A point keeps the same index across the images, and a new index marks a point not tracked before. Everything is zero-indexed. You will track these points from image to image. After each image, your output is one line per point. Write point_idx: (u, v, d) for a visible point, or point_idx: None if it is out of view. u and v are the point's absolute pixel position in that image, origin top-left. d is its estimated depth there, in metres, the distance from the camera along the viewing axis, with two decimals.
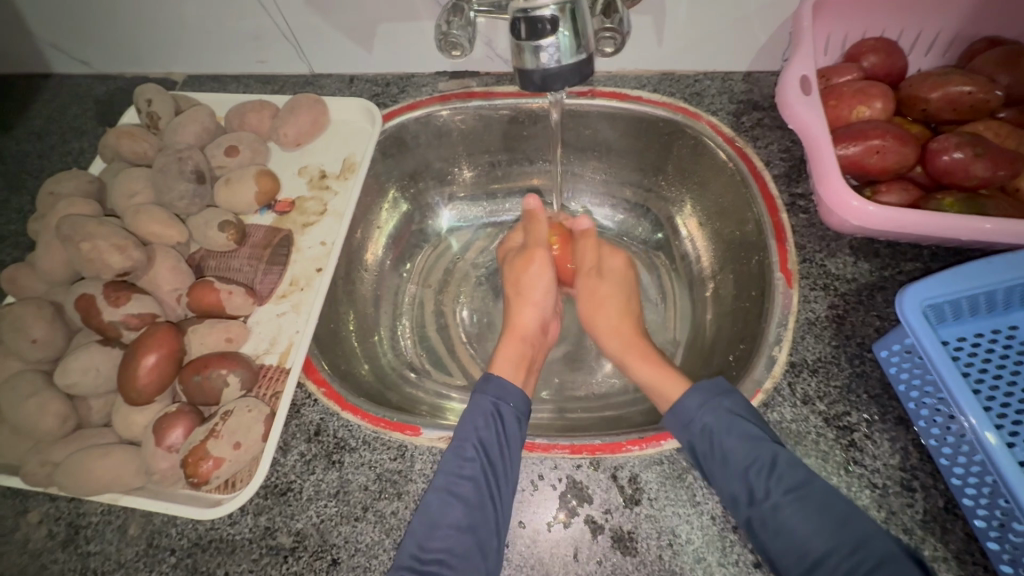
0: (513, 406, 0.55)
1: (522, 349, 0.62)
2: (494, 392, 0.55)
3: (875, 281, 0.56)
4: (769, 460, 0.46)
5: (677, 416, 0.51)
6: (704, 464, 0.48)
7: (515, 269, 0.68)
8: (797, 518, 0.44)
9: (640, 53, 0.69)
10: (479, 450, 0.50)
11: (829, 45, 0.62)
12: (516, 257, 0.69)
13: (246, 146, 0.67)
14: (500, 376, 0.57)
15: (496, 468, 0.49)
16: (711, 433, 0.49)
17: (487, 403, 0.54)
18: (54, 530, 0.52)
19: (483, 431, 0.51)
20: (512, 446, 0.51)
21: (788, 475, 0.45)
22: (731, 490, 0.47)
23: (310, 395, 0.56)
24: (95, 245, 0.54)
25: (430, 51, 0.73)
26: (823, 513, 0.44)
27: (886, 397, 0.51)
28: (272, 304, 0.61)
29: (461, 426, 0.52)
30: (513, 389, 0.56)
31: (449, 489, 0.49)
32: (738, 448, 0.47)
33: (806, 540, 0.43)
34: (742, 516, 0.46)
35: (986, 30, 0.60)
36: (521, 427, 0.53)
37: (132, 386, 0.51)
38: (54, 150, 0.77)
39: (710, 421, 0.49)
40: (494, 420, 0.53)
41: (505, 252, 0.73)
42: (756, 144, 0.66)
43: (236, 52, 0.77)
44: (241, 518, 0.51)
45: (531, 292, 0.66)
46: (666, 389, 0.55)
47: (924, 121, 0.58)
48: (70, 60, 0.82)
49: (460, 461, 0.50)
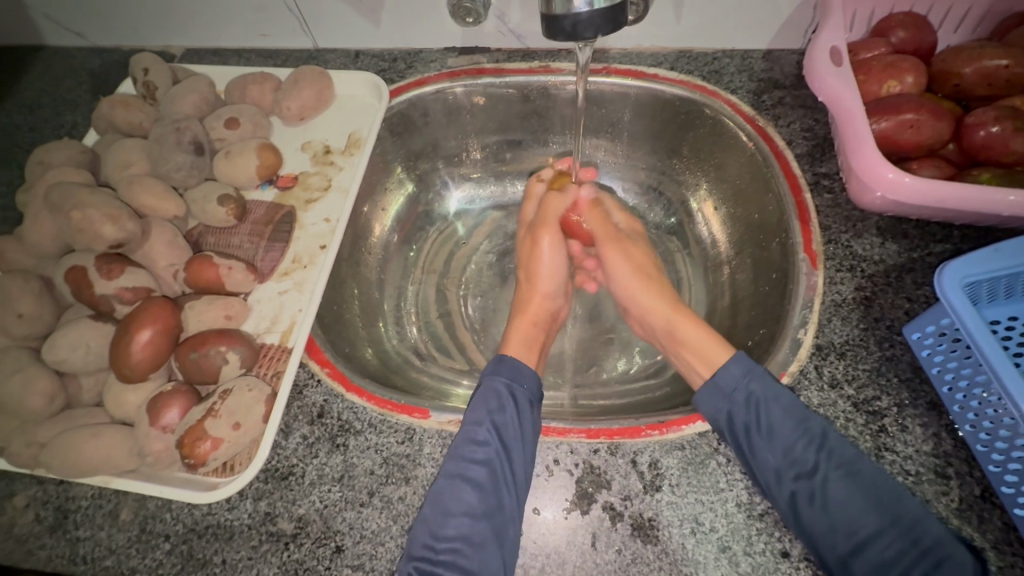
0: (525, 387, 0.52)
1: (534, 332, 0.61)
2: (507, 374, 0.53)
3: (903, 263, 0.54)
4: (819, 434, 0.45)
5: (717, 384, 0.49)
6: (745, 437, 0.46)
7: (529, 252, 0.65)
8: (847, 494, 0.43)
9: (658, 28, 0.66)
10: (492, 435, 0.48)
11: (855, 20, 0.60)
12: (528, 236, 0.66)
13: (247, 118, 0.64)
14: (513, 358, 0.55)
15: (514, 452, 0.47)
16: (755, 402, 0.47)
17: (499, 384, 0.52)
18: (41, 514, 0.49)
19: (497, 416, 0.49)
20: (527, 432, 0.48)
21: (840, 449, 0.44)
22: (774, 464, 0.45)
23: (314, 376, 0.54)
24: (87, 214, 0.51)
25: (440, 24, 0.70)
26: (875, 488, 0.43)
27: (917, 382, 0.49)
28: (274, 281, 0.58)
29: (472, 410, 0.50)
30: (527, 370, 0.54)
31: (461, 472, 0.46)
32: (786, 420, 0.46)
33: (854, 516, 0.43)
34: (785, 492, 0.44)
35: (1020, 5, 0.57)
36: (536, 411, 0.51)
37: (124, 363, 0.49)
38: (47, 124, 0.74)
39: (755, 389, 0.48)
40: (507, 403, 0.50)
41: (522, 225, 0.69)
42: (777, 123, 0.63)
43: (236, 25, 0.74)
44: (240, 503, 0.48)
45: (537, 274, 0.64)
46: (712, 354, 0.53)
47: (955, 98, 0.56)
48: (64, 31, 0.78)
49: (471, 446, 0.48)
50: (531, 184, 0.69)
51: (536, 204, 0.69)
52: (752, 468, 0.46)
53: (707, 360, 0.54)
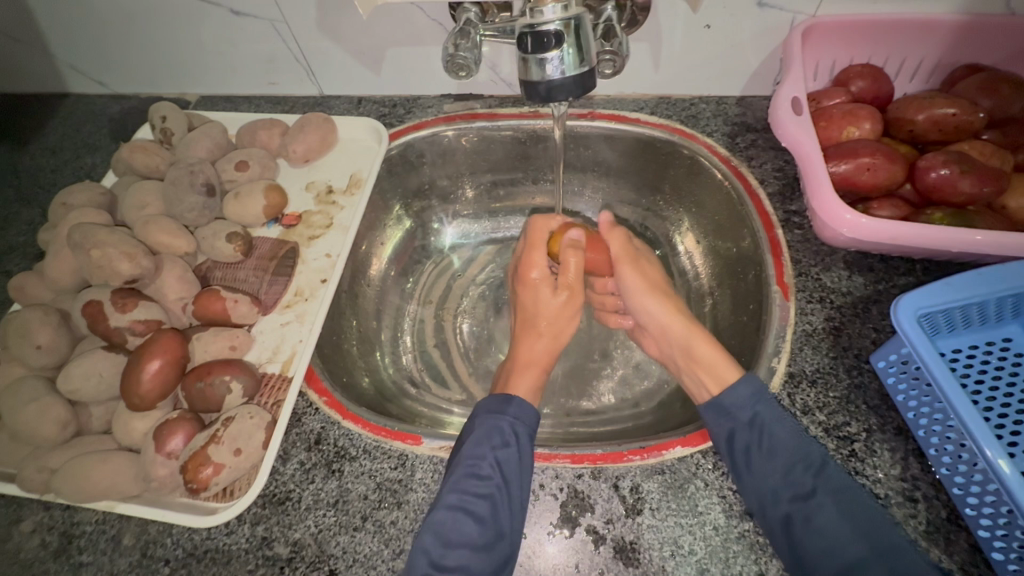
0: (526, 425, 0.54)
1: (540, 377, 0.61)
2: (512, 413, 0.54)
3: (869, 294, 0.57)
4: (817, 460, 0.48)
5: (723, 404, 0.51)
6: (745, 454, 0.48)
7: (545, 305, 0.63)
8: (840, 517, 0.45)
9: (638, 78, 0.72)
10: (496, 470, 0.49)
11: (818, 71, 0.66)
12: (546, 289, 0.64)
13: (256, 161, 0.69)
14: (521, 399, 0.56)
15: (515, 488, 0.48)
16: (761, 423, 0.49)
17: (504, 423, 0.53)
18: (46, 539, 0.51)
19: (500, 451, 0.50)
20: (527, 463, 0.50)
21: (835, 476, 0.47)
22: (772, 484, 0.47)
23: (312, 404, 0.56)
24: (105, 252, 0.55)
25: (436, 74, 0.76)
26: (868, 514, 0.44)
27: (885, 408, 0.51)
28: (276, 313, 0.62)
29: (475, 444, 0.51)
30: (530, 408, 0.55)
31: (462, 505, 0.47)
32: (788, 441, 0.48)
33: (845, 540, 0.44)
34: (780, 511, 0.46)
35: (966, 57, 0.63)
36: (534, 444, 0.53)
37: (134, 392, 0.52)
38: (68, 166, 0.79)
39: (760, 410, 0.50)
40: (512, 440, 0.52)
41: (524, 275, 0.65)
42: (751, 164, 0.68)
43: (248, 75, 0.80)
44: (238, 528, 0.50)
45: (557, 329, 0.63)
46: (723, 372, 0.54)
47: (911, 142, 0.60)
48: (88, 81, 0.85)
49: (474, 480, 0.48)
50: (535, 232, 0.66)
51: (543, 254, 0.65)
52: (746, 487, 0.48)
53: (718, 379, 0.54)
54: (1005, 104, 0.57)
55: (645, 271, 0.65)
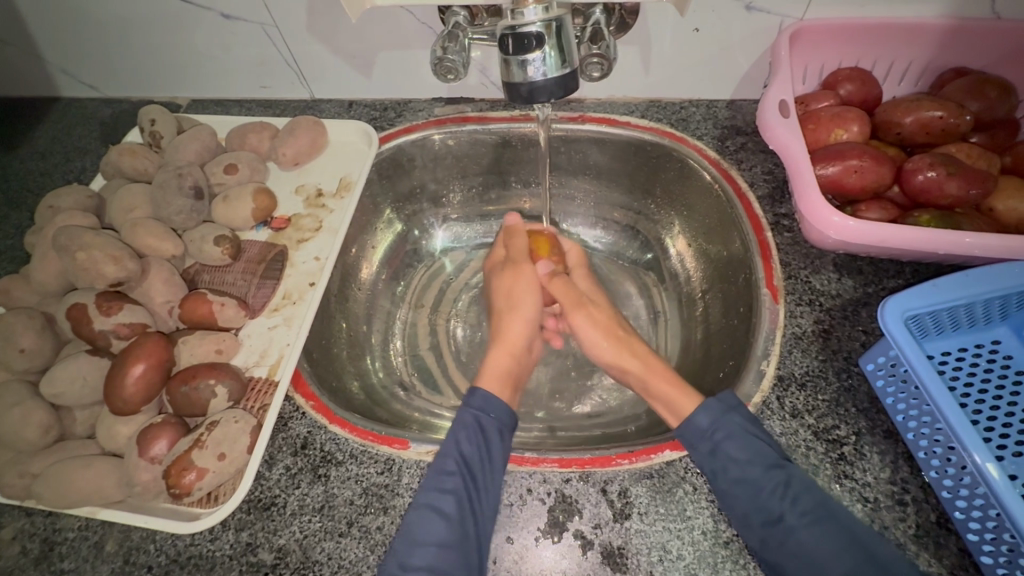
0: (497, 419, 0.53)
1: (510, 361, 0.60)
2: (477, 405, 0.54)
3: (859, 297, 0.57)
4: (784, 481, 0.46)
5: (685, 435, 0.51)
6: (714, 482, 0.48)
7: (504, 280, 0.67)
8: (815, 540, 0.44)
9: (628, 81, 0.72)
10: (460, 464, 0.49)
11: (807, 74, 0.66)
12: (505, 267, 0.68)
13: (245, 164, 0.69)
14: (485, 389, 0.56)
15: (478, 477, 0.48)
16: (722, 453, 0.48)
17: (470, 416, 0.53)
18: (28, 546, 0.50)
19: (465, 445, 0.50)
20: (495, 461, 0.50)
21: (804, 498, 0.45)
22: (742, 509, 0.46)
23: (299, 408, 0.56)
24: (90, 255, 0.55)
25: (427, 77, 0.76)
26: (846, 534, 0.43)
27: (874, 410, 0.51)
28: (264, 317, 0.61)
29: (445, 440, 0.51)
30: (500, 401, 0.55)
31: (430, 502, 0.47)
32: (750, 469, 0.47)
33: (822, 562, 0.43)
34: (755, 536, 0.45)
35: (954, 60, 0.63)
36: (505, 440, 0.52)
37: (118, 396, 0.51)
38: (57, 169, 0.79)
39: (718, 439, 0.49)
40: (480, 435, 0.51)
41: (492, 264, 0.73)
42: (741, 167, 0.68)
43: (239, 78, 0.80)
44: (222, 534, 0.50)
45: (520, 303, 0.64)
46: (681, 407, 0.54)
47: (899, 145, 0.60)
48: (79, 84, 0.84)
49: (441, 476, 0.49)
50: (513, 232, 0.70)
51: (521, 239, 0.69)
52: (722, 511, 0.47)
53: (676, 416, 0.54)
54: (991, 107, 0.57)
55: (598, 315, 0.64)
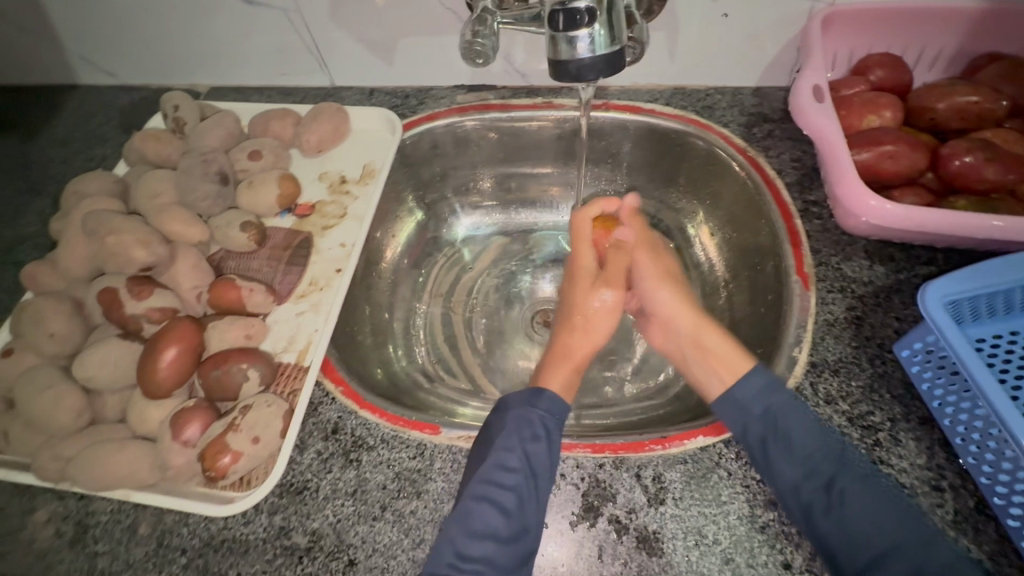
0: (559, 420, 0.53)
1: (575, 377, 0.59)
2: (543, 407, 0.53)
3: (890, 284, 0.57)
4: (837, 451, 0.47)
5: (738, 398, 0.50)
6: (763, 449, 0.47)
7: (581, 298, 0.62)
8: (862, 508, 0.44)
9: (653, 68, 0.71)
10: (525, 463, 0.48)
11: (836, 60, 0.65)
12: (587, 282, 0.63)
13: (269, 150, 0.68)
14: (552, 393, 0.55)
15: (541, 476, 0.48)
16: (780, 418, 0.48)
17: (535, 416, 0.52)
18: (61, 529, 0.51)
19: (531, 445, 0.49)
20: (559, 461, 0.49)
21: (854, 465, 0.47)
22: (791, 476, 0.46)
23: (328, 394, 0.56)
24: (121, 239, 0.55)
25: (450, 64, 0.75)
26: (895, 505, 0.44)
27: (908, 397, 0.51)
28: (291, 303, 0.61)
29: (506, 435, 0.50)
30: (563, 402, 0.54)
31: (487, 494, 0.47)
32: (807, 432, 0.47)
33: (870, 529, 0.43)
34: (802, 502, 0.45)
35: (987, 44, 0.62)
36: (566, 441, 0.51)
37: (151, 379, 0.51)
38: (78, 156, 0.79)
39: (773, 401, 0.49)
40: (543, 435, 0.50)
41: (576, 269, 0.65)
42: (768, 154, 0.67)
43: (260, 65, 0.79)
44: (255, 517, 0.50)
45: (596, 324, 0.61)
46: (732, 360, 0.53)
47: (931, 130, 0.60)
48: (98, 73, 0.84)
49: (502, 471, 0.48)
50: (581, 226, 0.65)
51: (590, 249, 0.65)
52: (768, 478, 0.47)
53: (731, 366, 0.53)
54: None
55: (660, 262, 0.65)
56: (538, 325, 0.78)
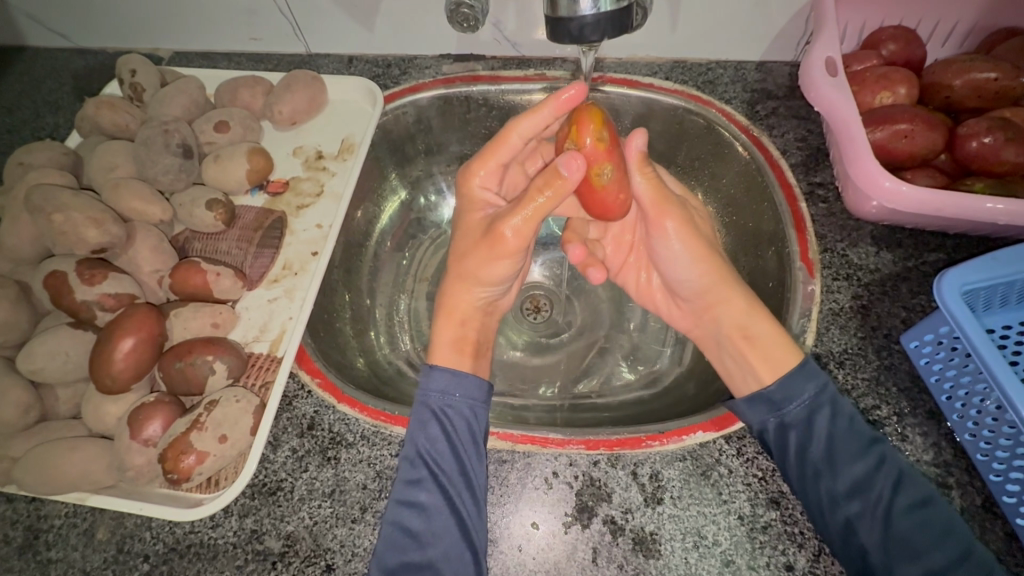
0: (462, 400, 0.49)
1: (465, 332, 0.56)
2: (439, 387, 0.50)
3: (898, 272, 0.54)
4: (881, 460, 0.44)
5: (775, 396, 0.47)
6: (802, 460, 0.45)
7: (475, 260, 0.54)
8: (907, 519, 0.42)
9: (653, 39, 0.67)
10: (431, 459, 0.46)
11: (847, 33, 0.61)
12: (481, 239, 0.54)
13: (237, 122, 0.63)
14: (444, 367, 0.51)
15: (449, 470, 0.46)
16: (824, 428, 0.46)
17: (433, 403, 0.49)
18: (9, 535, 0.46)
19: (432, 436, 0.47)
20: (467, 451, 0.46)
21: (901, 475, 0.43)
22: (829, 489, 0.44)
23: (304, 386, 0.52)
24: (69, 217, 0.50)
25: (435, 31, 0.69)
26: (939, 520, 0.42)
27: (916, 390, 0.49)
28: (263, 288, 0.57)
29: (411, 431, 0.48)
30: (467, 377, 0.50)
31: (408, 497, 0.45)
32: (851, 443, 0.45)
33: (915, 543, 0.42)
34: (842, 515, 0.43)
35: (1005, 19, 0.59)
36: (474, 426, 0.48)
37: (105, 372, 0.47)
38: (26, 125, 0.72)
39: (819, 408, 0.46)
40: (445, 422, 0.48)
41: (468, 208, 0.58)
42: (772, 133, 0.64)
43: (227, 29, 0.73)
44: (225, 521, 0.46)
45: (485, 274, 0.55)
46: (780, 359, 0.49)
47: (945, 109, 0.57)
48: (46, 32, 0.76)
49: (413, 472, 0.46)
50: (500, 141, 0.54)
51: (494, 167, 0.56)
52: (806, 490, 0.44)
53: (775, 364, 0.49)
54: None
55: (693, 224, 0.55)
56: (527, 309, 0.71)
